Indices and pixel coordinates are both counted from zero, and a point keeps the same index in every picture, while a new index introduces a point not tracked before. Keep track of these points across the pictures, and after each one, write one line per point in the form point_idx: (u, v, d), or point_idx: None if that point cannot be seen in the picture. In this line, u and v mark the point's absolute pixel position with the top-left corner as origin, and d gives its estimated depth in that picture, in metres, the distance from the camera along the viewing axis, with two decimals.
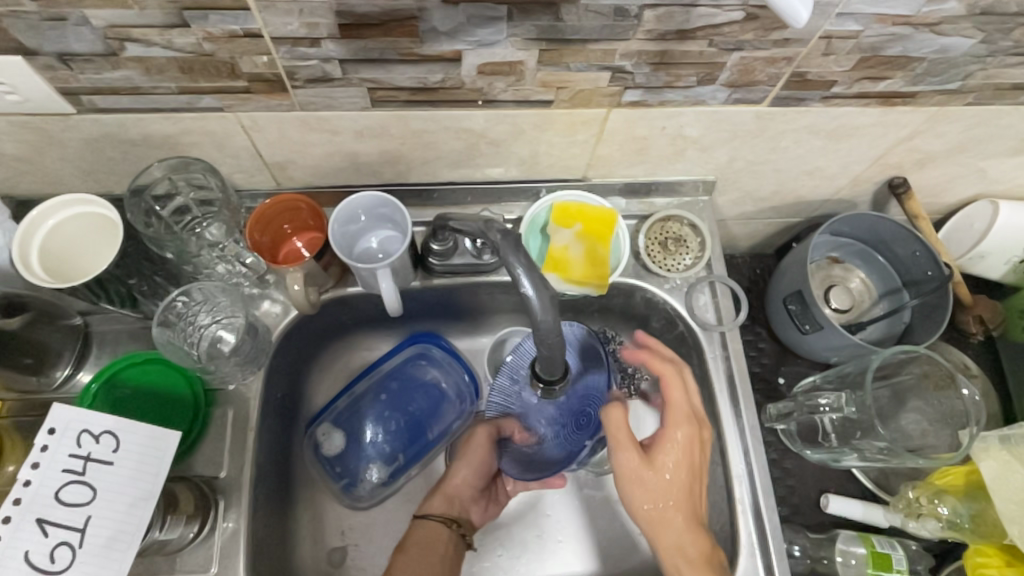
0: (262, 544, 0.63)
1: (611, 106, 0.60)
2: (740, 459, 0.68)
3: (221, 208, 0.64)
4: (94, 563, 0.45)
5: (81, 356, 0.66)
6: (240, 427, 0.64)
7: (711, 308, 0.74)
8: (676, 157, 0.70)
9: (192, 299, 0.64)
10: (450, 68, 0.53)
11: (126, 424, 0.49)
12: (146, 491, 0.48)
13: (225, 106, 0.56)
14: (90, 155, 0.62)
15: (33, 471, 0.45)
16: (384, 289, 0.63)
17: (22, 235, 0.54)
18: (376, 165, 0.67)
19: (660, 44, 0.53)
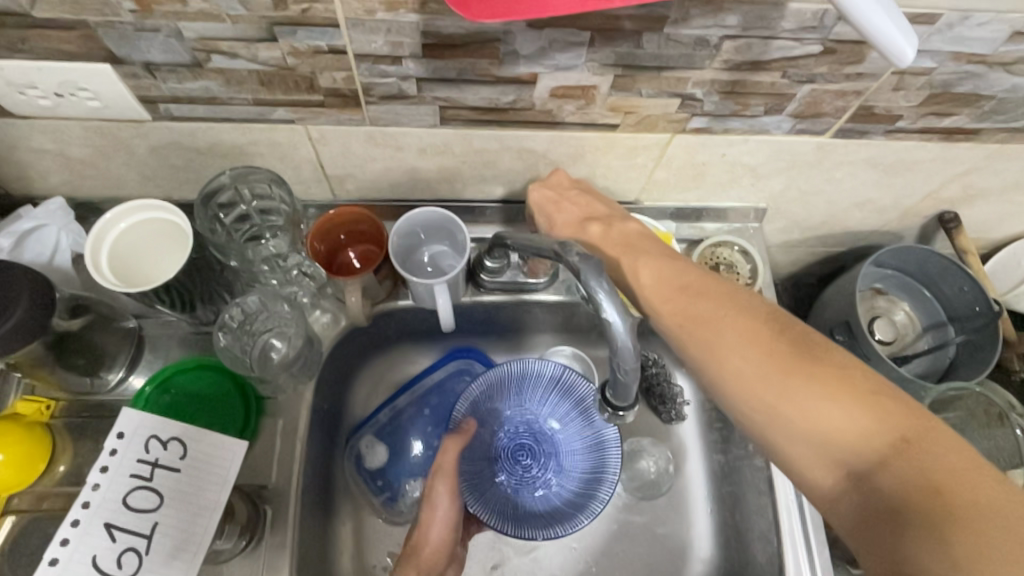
0: (306, 556, 0.63)
1: (674, 131, 0.61)
2: (789, 490, 0.68)
3: (282, 219, 0.64)
4: (159, 571, 0.45)
5: (134, 360, 0.66)
6: (287, 440, 0.64)
7: None
8: (730, 184, 0.70)
9: (250, 307, 0.64)
10: (524, 90, 0.54)
11: (193, 433, 0.49)
12: (210, 501, 0.47)
13: (297, 119, 0.57)
14: (156, 162, 0.62)
15: (102, 474, 0.46)
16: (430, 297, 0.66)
17: (96, 229, 0.55)
18: (433, 181, 0.68)
19: (734, 74, 0.53)
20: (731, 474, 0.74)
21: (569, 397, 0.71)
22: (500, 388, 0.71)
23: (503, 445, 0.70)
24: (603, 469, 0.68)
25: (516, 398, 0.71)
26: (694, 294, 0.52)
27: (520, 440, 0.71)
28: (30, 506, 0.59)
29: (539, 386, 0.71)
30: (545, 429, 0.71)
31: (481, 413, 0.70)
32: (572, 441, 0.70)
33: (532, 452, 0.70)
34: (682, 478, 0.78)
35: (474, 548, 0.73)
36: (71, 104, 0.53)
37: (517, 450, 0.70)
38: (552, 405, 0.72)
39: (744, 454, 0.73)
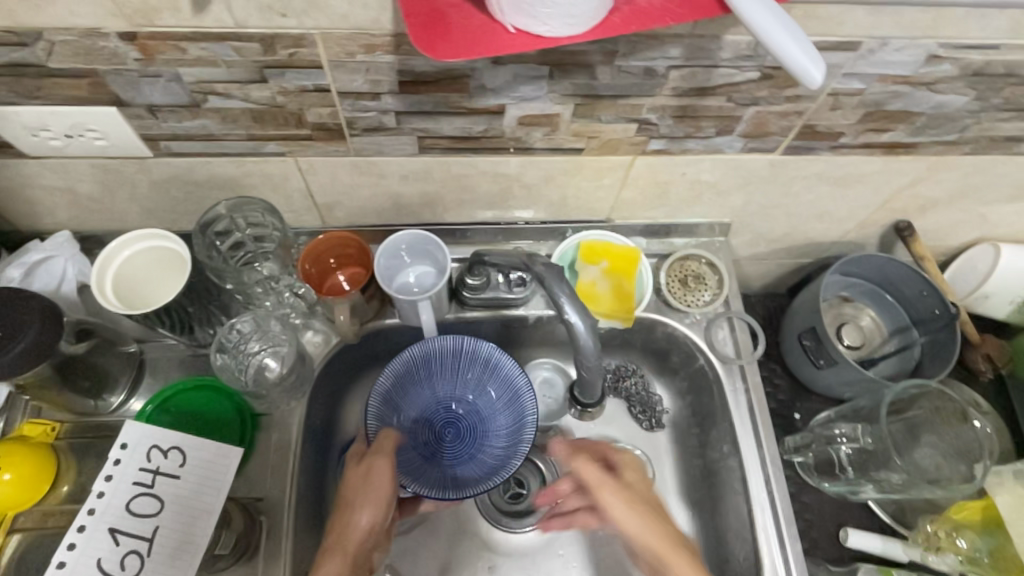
0: (302, 565, 0.66)
1: (636, 153, 0.66)
2: (762, 486, 0.71)
3: (274, 244, 0.69)
4: (162, 570, 0.48)
5: (135, 382, 0.70)
6: (282, 455, 0.67)
7: (730, 342, 0.77)
8: (694, 201, 0.75)
9: (246, 328, 0.69)
10: (494, 120, 0.59)
11: (190, 441, 0.52)
12: (209, 503, 0.51)
13: (287, 152, 0.62)
14: (157, 195, 0.67)
15: (106, 483, 0.49)
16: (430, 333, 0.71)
17: (103, 256, 0.59)
18: (416, 206, 0.73)
19: (684, 100, 0.58)
20: (710, 477, 0.77)
21: (472, 370, 0.72)
22: (408, 381, 0.71)
23: (421, 428, 0.71)
24: (508, 425, 0.70)
25: (424, 380, 0.72)
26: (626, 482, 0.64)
27: (440, 414, 0.72)
28: (35, 524, 0.61)
29: (443, 362, 0.72)
30: (463, 403, 0.73)
31: (396, 403, 0.70)
32: (495, 406, 0.72)
33: (447, 430, 0.72)
34: (662, 483, 0.81)
35: (466, 557, 0.76)
36: (79, 144, 0.58)
37: (432, 431, 0.72)
38: (458, 379, 0.73)
39: (720, 457, 0.76)
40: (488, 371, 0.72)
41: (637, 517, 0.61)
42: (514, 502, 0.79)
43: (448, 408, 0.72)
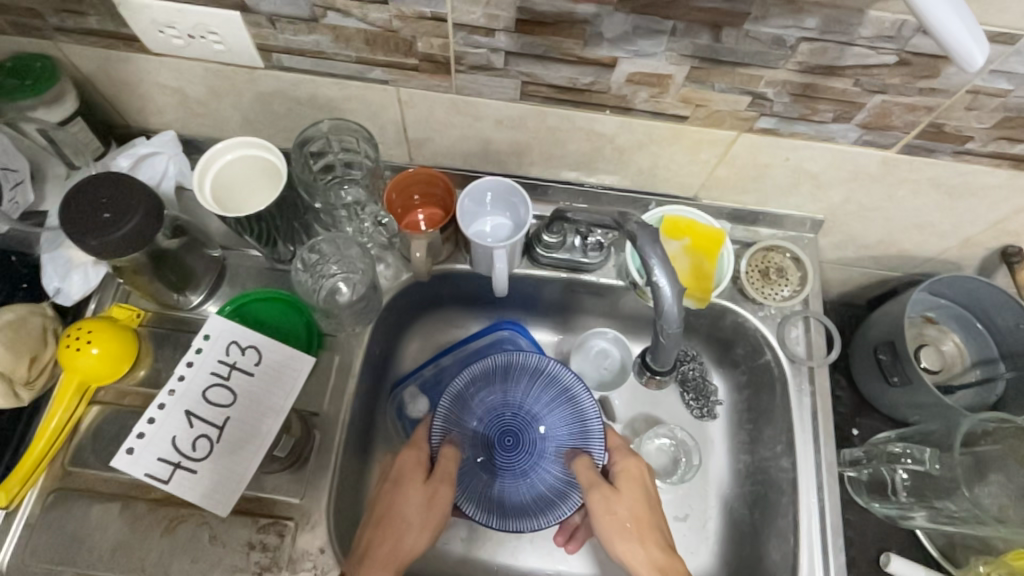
0: (345, 484, 0.68)
1: (741, 130, 0.63)
2: (813, 492, 0.68)
3: (364, 173, 0.71)
4: (228, 457, 0.51)
5: (214, 286, 0.73)
6: (343, 374, 0.70)
7: (803, 341, 0.74)
8: (790, 190, 0.72)
9: (323, 252, 0.71)
10: (602, 73, 0.58)
11: (268, 344, 0.54)
12: (278, 404, 0.53)
13: (390, 80, 0.62)
14: (260, 109, 0.69)
15: (188, 368, 0.52)
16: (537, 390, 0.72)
17: (203, 162, 0.61)
18: (504, 154, 0.72)
19: (807, 77, 0.55)
20: (756, 474, 0.76)
21: (538, 397, 0.72)
22: (487, 369, 0.71)
23: (476, 457, 0.69)
24: (555, 509, 0.67)
25: (500, 391, 0.71)
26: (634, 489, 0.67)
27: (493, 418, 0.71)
28: (112, 400, 0.67)
29: (522, 373, 0.72)
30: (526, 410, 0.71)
31: (466, 402, 0.71)
32: (541, 407, 0.71)
33: (497, 464, 0.69)
34: (707, 474, 0.80)
35: None
36: (199, 46, 0.60)
37: (502, 441, 0.70)
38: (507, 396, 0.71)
39: (772, 455, 0.74)
40: (561, 394, 0.71)
41: (627, 507, 0.65)
42: None
43: (519, 421, 0.71)
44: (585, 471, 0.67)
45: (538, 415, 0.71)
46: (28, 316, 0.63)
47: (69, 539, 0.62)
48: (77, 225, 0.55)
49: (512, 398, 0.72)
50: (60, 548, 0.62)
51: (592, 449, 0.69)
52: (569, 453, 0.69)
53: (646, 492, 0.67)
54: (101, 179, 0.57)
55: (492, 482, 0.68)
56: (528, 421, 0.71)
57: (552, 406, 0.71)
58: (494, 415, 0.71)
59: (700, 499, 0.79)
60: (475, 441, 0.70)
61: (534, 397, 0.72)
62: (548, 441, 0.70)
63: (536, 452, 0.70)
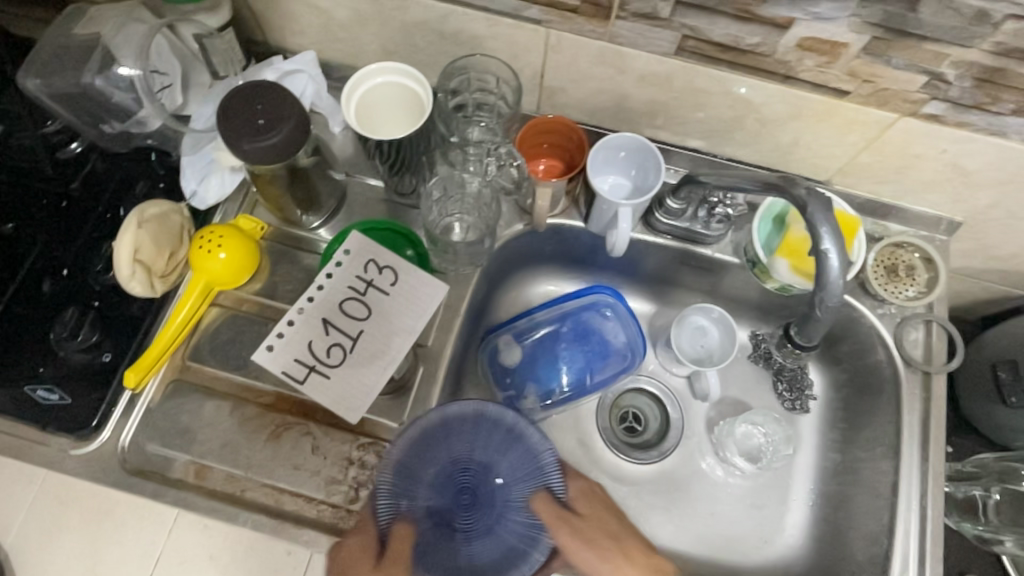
0: (440, 419, 0.70)
1: (904, 113, 0.60)
2: (913, 500, 0.66)
3: (495, 115, 0.70)
4: (357, 368, 0.52)
5: (333, 211, 0.74)
6: (450, 313, 0.70)
7: (922, 345, 0.71)
8: (934, 186, 0.68)
9: (445, 191, 0.71)
10: (772, 34, 0.55)
11: (404, 266, 0.55)
12: (410, 326, 0.54)
13: (545, 21, 0.61)
14: (402, 39, 0.69)
15: (327, 279, 0.54)
16: (477, 436, 0.54)
17: (350, 85, 0.62)
18: (637, 114, 0.71)
19: (1000, 61, 0.52)
20: (845, 474, 0.75)
21: (483, 442, 0.54)
22: (419, 428, 0.54)
23: (430, 522, 0.51)
24: (526, 558, 0.50)
25: (440, 449, 0.53)
26: (600, 512, 0.57)
27: (436, 479, 0.52)
28: (230, 304, 0.70)
29: (460, 418, 0.54)
30: (474, 459, 0.53)
31: (408, 469, 0.53)
32: (493, 446, 0.54)
33: (456, 537, 0.50)
34: (792, 467, 0.78)
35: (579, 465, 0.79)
36: None
37: (457, 501, 0.52)
38: (449, 447, 0.54)
39: (868, 458, 0.72)
40: (507, 428, 0.54)
41: (594, 525, 0.55)
42: (628, 435, 0.81)
43: (476, 472, 0.53)
44: (546, 509, 0.52)
45: (487, 462, 0.53)
46: (170, 212, 0.66)
47: (181, 430, 0.65)
48: (235, 126, 0.57)
49: (458, 448, 0.53)
50: (172, 437, 0.64)
51: (553, 481, 0.54)
52: (535, 495, 0.52)
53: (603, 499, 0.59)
54: (256, 86, 0.58)
55: (455, 562, 0.49)
56: (484, 473, 0.52)
57: (499, 443, 0.54)
58: (438, 476, 0.53)
59: (780, 489, 0.78)
60: (428, 511, 0.51)
61: (476, 441, 0.54)
62: (510, 490, 0.52)
63: (496, 504, 0.52)
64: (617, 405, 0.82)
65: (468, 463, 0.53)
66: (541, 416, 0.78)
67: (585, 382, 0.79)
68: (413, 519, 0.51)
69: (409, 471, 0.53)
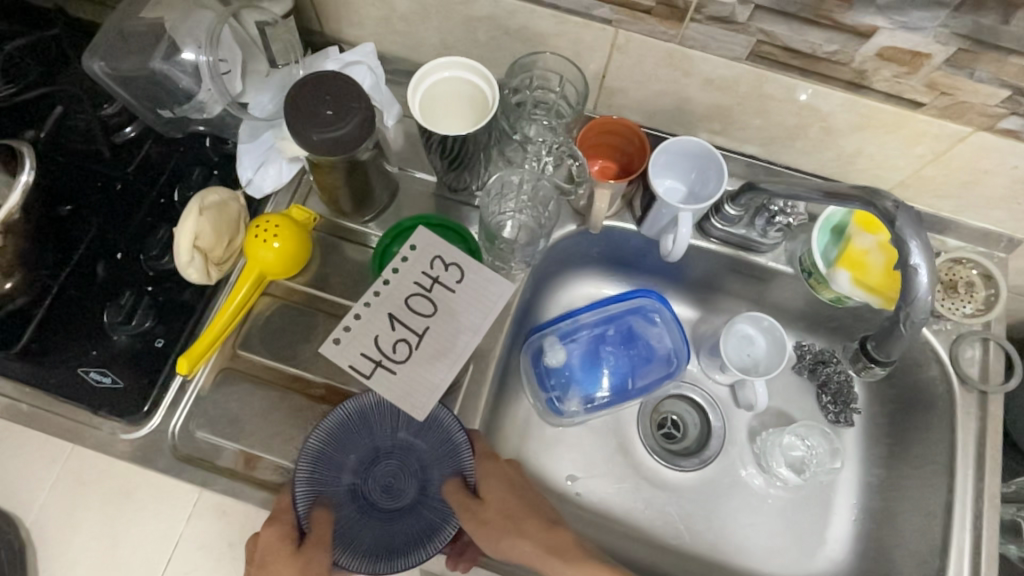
0: (487, 418, 0.69)
1: (979, 127, 0.59)
2: (965, 521, 0.66)
3: (552, 114, 0.69)
4: (423, 364, 0.52)
5: (386, 204, 0.74)
6: (500, 311, 0.70)
7: (977, 364, 0.70)
8: (998, 202, 0.67)
9: (502, 187, 0.70)
10: (852, 43, 0.54)
11: (471, 263, 0.54)
12: (476, 324, 0.53)
13: (614, 21, 0.61)
14: (463, 34, 0.69)
15: (393, 274, 0.53)
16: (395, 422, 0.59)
17: (418, 77, 0.61)
18: (696, 117, 0.70)
19: None
20: (891, 490, 0.74)
21: (401, 430, 0.59)
22: (340, 418, 0.58)
23: (354, 503, 0.56)
24: (439, 533, 0.55)
25: (363, 436, 0.58)
26: (494, 474, 0.61)
27: (361, 462, 0.58)
28: (282, 294, 0.69)
29: (381, 409, 0.59)
30: (396, 444, 0.58)
31: (329, 454, 0.57)
32: (422, 436, 0.59)
33: (379, 516, 0.56)
34: (836, 481, 0.77)
35: (620, 468, 0.79)
36: None
37: (380, 483, 0.57)
38: (370, 434, 0.59)
39: (917, 475, 0.71)
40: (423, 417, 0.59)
41: (499, 502, 0.59)
42: (667, 441, 0.81)
43: (394, 454, 0.58)
44: (456, 494, 0.57)
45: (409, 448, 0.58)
46: (230, 200, 0.65)
47: (230, 419, 0.65)
48: (303, 116, 0.57)
49: (376, 433, 0.59)
50: (224, 425, 0.64)
51: (463, 464, 0.59)
52: (427, 467, 0.58)
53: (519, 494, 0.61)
54: (324, 77, 0.58)
55: (379, 540, 0.55)
56: (405, 455, 0.58)
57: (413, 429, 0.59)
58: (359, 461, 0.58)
59: (823, 502, 0.77)
60: (349, 492, 0.56)
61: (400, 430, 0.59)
62: (428, 470, 0.58)
63: (417, 482, 0.57)
64: (657, 410, 0.82)
65: (394, 450, 0.58)
66: (582, 419, 0.79)
67: (626, 387, 0.79)
68: (335, 500, 0.56)
69: (338, 456, 0.57)
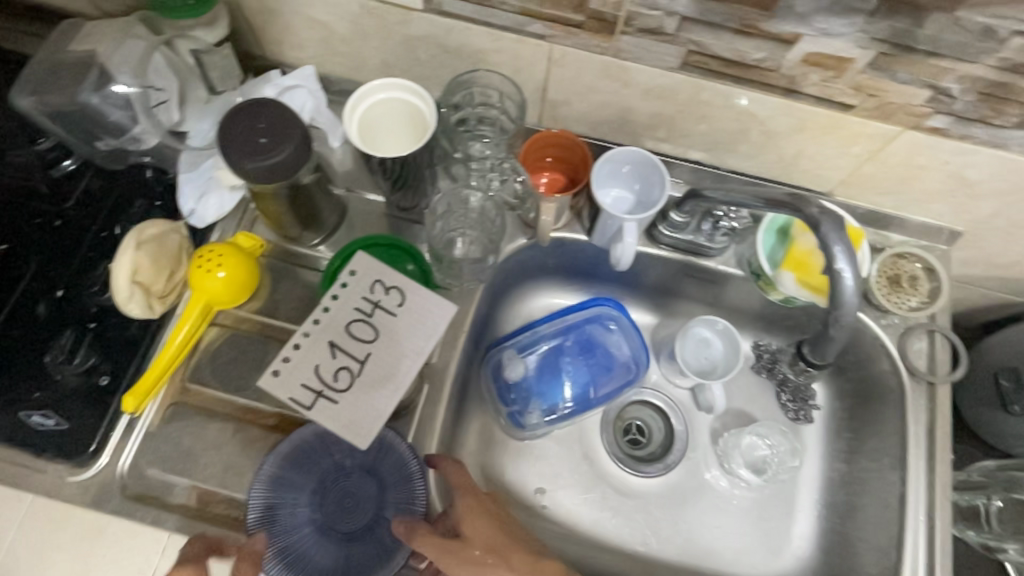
0: (446, 437, 0.69)
1: (908, 126, 0.60)
2: (921, 511, 0.66)
3: (495, 129, 0.70)
4: (365, 392, 0.51)
5: (335, 226, 0.73)
6: (454, 328, 0.70)
7: (925, 355, 0.71)
8: (936, 197, 0.69)
9: (449, 205, 0.70)
10: (778, 50, 0.55)
11: (412, 286, 0.54)
12: (418, 348, 0.53)
13: (548, 36, 0.61)
14: (403, 54, 0.69)
15: (333, 300, 0.53)
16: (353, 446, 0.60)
17: (355, 98, 0.61)
18: (640, 127, 0.71)
19: (1004, 76, 0.52)
20: (852, 484, 0.75)
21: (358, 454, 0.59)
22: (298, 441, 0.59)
23: (311, 527, 0.57)
24: (393, 559, 0.56)
25: (321, 459, 0.59)
26: (473, 511, 0.57)
27: (319, 485, 0.58)
28: (231, 324, 0.68)
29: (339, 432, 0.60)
30: (354, 468, 0.59)
31: (288, 477, 0.58)
32: (379, 460, 0.59)
33: (335, 539, 0.57)
34: (799, 479, 0.78)
35: (585, 478, 0.79)
36: None
37: (339, 507, 0.58)
38: (329, 458, 0.59)
39: (874, 468, 0.72)
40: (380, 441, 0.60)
41: (484, 548, 0.54)
42: (633, 447, 0.81)
43: (353, 478, 0.59)
44: (432, 541, 0.53)
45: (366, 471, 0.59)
46: (167, 232, 0.65)
47: (182, 453, 0.63)
48: (237, 144, 0.56)
49: (334, 457, 0.59)
50: (176, 461, 0.63)
51: (417, 491, 0.58)
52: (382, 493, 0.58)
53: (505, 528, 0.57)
54: (257, 104, 0.57)
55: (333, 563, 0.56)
56: (363, 480, 0.59)
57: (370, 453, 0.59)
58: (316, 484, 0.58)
59: (787, 501, 0.77)
60: (307, 516, 0.57)
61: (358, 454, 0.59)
62: (383, 495, 0.58)
63: (374, 506, 0.58)
64: (621, 418, 0.82)
65: (351, 473, 0.59)
66: (545, 430, 0.78)
67: (589, 397, 0.79)
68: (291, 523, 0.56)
69: (295, 479, 0.58)
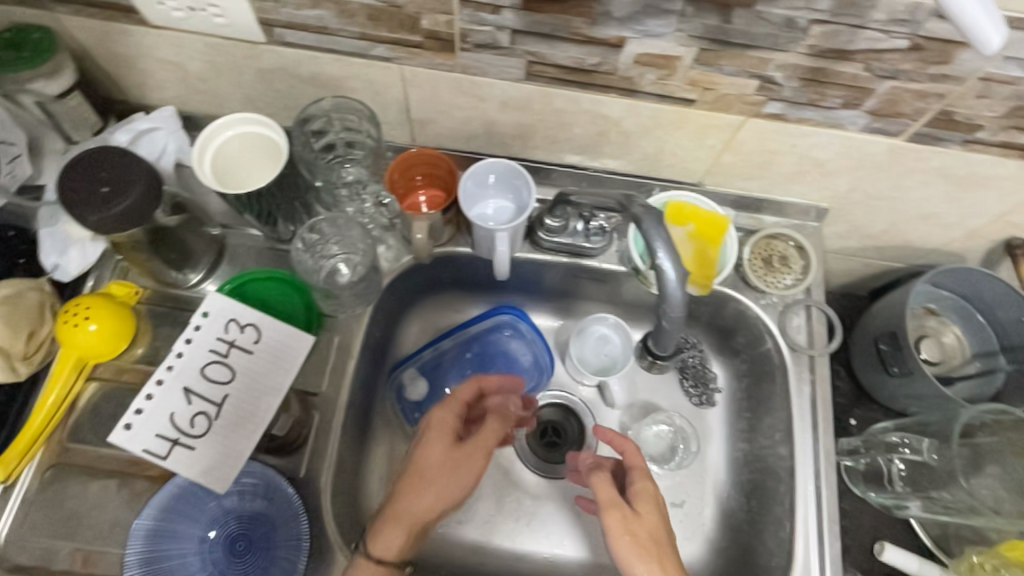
0: (344, 465, 0.68)
1: (749, 115, 0.62)
2: (810, 480, 0.69)
3: (365, 152, 0.70)
4: (223, 431, 0.57)
5: (214, 264, 0.72)
6: (342, 355, 0.69)
7: (804, 330, 0.74)
8: (795, 178, 0.71)
9: (325, 231, 0.70)
10: (610, 54, 0.57)
11: (268, 322, 0.61)
12: (273, 384, 0.60)
13: (393, 58, 0.61)
14: (261, 86, 0.68)
15: (185, 346, 0.58)
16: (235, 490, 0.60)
17: (203, 137, 0.60)
18: (507, 137, 0.72)
19: (817, 61, 0.54)
20: (754, 462, 0.76)
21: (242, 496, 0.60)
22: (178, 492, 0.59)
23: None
24: None
25: (206, 505, 0.59)
26: (640, 478, 0.63)
27: (205, 532, 0.59)
28: (111, 376, 0.67)
29: None
30: (239, 511, 0.59)
31: (171, 529, 0.58)
32: (264, 499, 0.60)
33: None
34: (705, 462, 0.80)
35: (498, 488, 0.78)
36: (199, 19, 0.59)
37: (230, 550, 0.58)
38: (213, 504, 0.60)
39: (770, 444, 0.74)
40: (263, 481, 0.60)
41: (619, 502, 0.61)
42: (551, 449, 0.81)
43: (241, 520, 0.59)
44: (606, 488, 0.62)
45: (252, 512, 0.60)
46: (25, 291, 0.64)
47: (65, 516, 0.61)
48: (75, 198, 0.55)
49: (218, 502, 0.60)
50: (59, 524, 0.61)
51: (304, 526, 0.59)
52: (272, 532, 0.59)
53: (664, 511, 0.61)
54: (93, 154, 0.56)
55: None
56: (252, 521, 0.59)
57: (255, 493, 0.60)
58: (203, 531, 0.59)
59: (696, 485, 0.79)
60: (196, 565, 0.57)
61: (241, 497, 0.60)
62: (273, 534, 0.59)
63: (264, 545, 0.59)
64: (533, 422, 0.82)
65: (237, 516, 0.59)
66: None
67: None
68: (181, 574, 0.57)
69: (179, 530, 0.58)
